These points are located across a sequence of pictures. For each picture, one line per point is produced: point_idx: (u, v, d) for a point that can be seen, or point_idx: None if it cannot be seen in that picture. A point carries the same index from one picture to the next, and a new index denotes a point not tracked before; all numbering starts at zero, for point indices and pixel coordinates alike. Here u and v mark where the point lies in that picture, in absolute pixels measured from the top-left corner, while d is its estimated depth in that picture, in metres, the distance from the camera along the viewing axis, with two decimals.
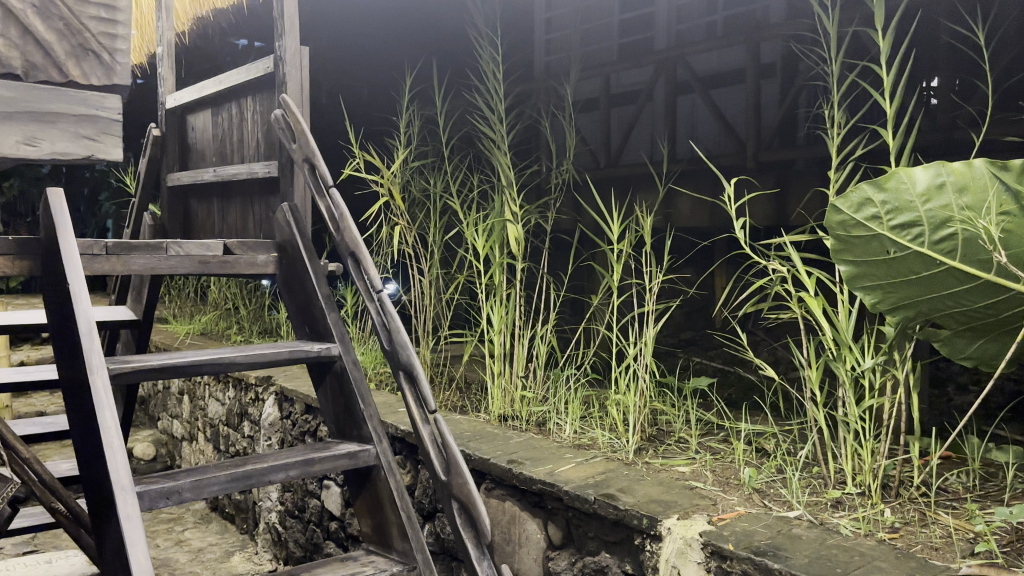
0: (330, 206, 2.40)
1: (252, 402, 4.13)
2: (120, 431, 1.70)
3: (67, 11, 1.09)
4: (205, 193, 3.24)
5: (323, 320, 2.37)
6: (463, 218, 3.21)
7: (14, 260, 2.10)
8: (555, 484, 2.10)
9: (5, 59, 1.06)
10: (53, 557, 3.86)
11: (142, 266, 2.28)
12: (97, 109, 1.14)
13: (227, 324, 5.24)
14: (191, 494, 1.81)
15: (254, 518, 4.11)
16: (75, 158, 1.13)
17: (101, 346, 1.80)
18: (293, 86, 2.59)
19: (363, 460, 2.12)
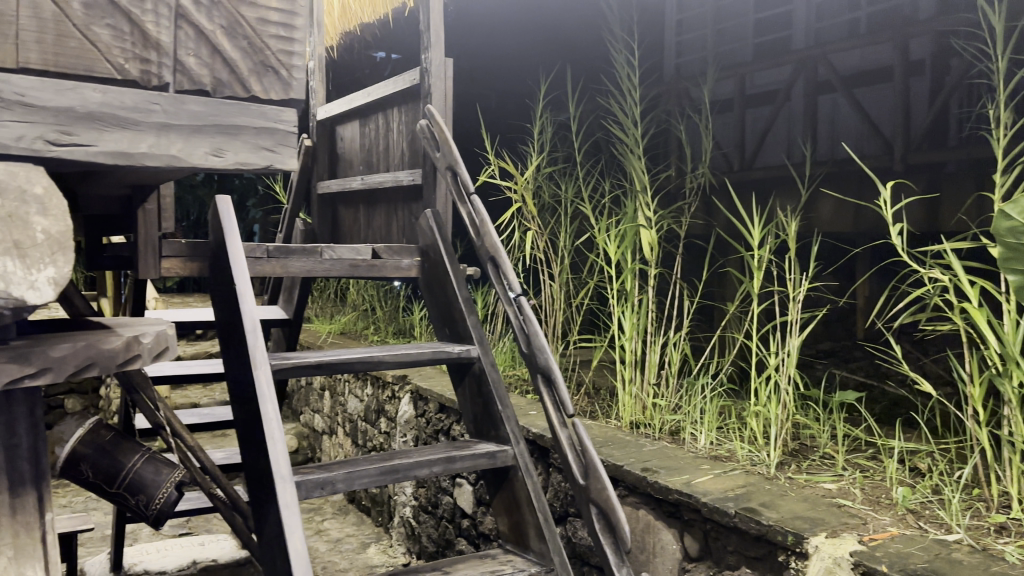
0: (472, 212, 2.45)
1: (389, 400, 4.28)
2: (281, 422, 1.83)
3: (251, 31, 1.23)
4: (352, 201, 3.39)
5: (463, 322, 2.43)
6: (595, 223, 3.19)
7: (186, 263, 2.27)
8: (692, 495, 2.07)
9: (198, 77, 1.20)
10: (206, 539, 4.14)
11: (298, 268, 2.44)
12: (276, 122, 1.27)
13: (365, 324, 5.46)
14: (344, 485, 1.89)
15: (389, 511, 4.25)
16: (255, 167, 1.26)
17: (264, 343, 1.94)
18: (437, 96, 2.67)
19: (502, 460, 2.15)
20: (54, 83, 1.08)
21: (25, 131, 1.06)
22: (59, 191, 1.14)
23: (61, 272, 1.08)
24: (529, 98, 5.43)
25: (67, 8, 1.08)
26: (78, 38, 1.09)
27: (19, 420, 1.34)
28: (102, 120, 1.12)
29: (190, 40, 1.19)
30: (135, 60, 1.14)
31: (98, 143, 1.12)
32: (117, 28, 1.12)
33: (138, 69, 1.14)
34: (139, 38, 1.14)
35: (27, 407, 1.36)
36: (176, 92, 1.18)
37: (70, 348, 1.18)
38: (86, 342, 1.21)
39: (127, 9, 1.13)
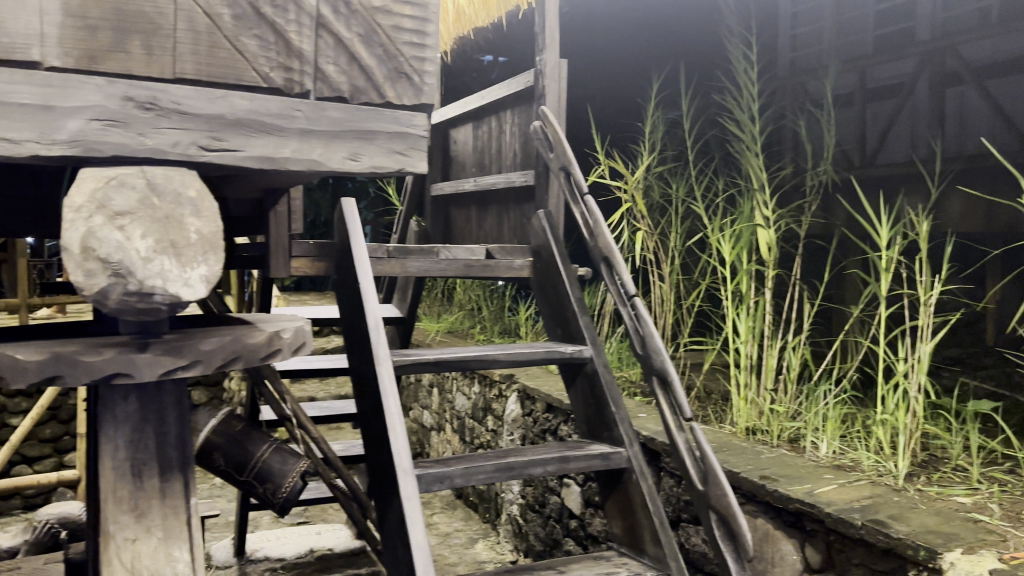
0: (585, 213, 2.43)
1: (496, 398, 4.33)
2: (403, 417, 1.90)
3: (386, 39, 1.28)
4: (465, 202, 3.44)
5: (576, 323, 2.43)
6: (707, 223, 3.13)
7: (313, 262, 2.46)
8: (815, 505, 2.01)
9: (336, 84, 1.26)
10: (323, 528, 4.34)
11: (416, 268, 2.51)
12: (408, 126, 1.33)
13: (471, 323, 5.53)
14: (462, 480, 1.93)
15: (496, 508, 4.30)
16: (389, 171, 1.32)
17: (386, 340, 2.04)
18: (552, 97, 2.69)
19: (615, 462, 2.13)
20: (206, 92, 1.17)
21: (180, 138, 1.16)
22: (210, 194, 1.22)
23: (211, 270, 1.18)
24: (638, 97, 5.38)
25: (219, 21, 1.17)
26: (228, 49, 1.18)
27: (168, 409, 1.44)
28: (249, 126, 1.21)
29: (330, 48, 1.25)
30: (279, 69, 1.21)
31: (245, 148, 1.20)
32: (263, 39, 1.20)
33: (282, 77, 1.22)
34: (283, 48, 1.22)
35: (175, 397, 1.45)
36: (316, 99, 1.26)
37: (218, 342, 1.27)
38: (233, 336, 1.30)
39: (273, 21, 1.20)
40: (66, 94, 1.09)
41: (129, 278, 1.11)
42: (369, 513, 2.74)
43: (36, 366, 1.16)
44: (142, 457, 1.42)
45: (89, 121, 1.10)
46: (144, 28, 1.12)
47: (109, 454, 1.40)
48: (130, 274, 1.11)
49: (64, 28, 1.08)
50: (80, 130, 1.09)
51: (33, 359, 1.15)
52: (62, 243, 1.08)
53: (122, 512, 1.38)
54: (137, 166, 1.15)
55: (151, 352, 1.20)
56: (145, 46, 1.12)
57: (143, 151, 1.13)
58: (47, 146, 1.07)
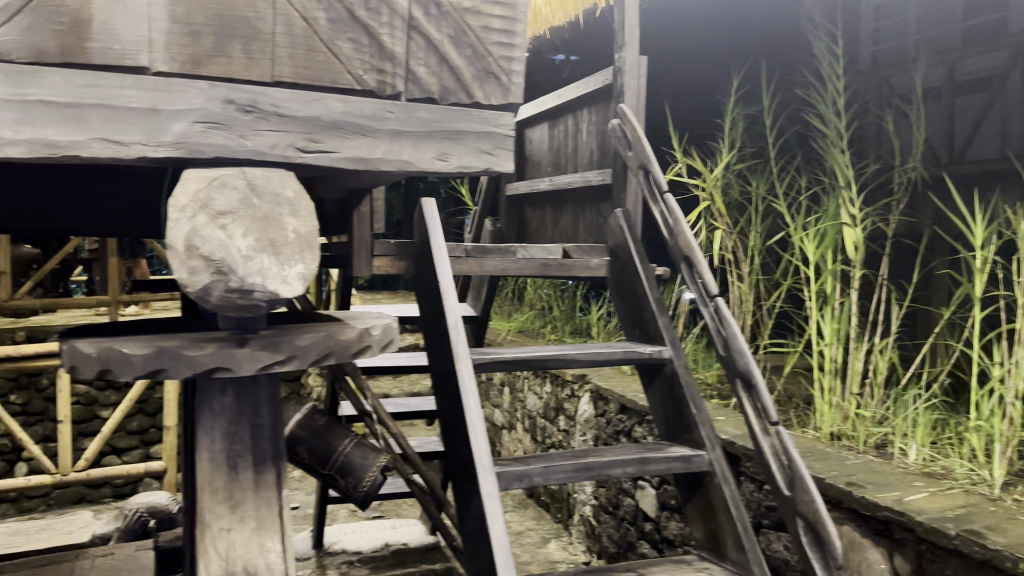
0: (664, 211, 2.40)
1: (569, 398, 4.32)
2: (482, 415, 1.91)
3: (475, 39, 1.29)
4: (540, 201, 3.44)
5: (654, 323, 2.40)
6: (789, 221, 3.05)
7: (394, 261, 2.52)
8: (906, 513, 1.94)
9: (427, 85, 1.28)
10: (397, 523, 4.41)
11: (494, 267, 2.52)
12: (495, 126, 1.33)
13: (542, 322, 5.53)
14: (540, 479, 1.93)
15: (569, 508, 4.30)
16: (476, 170, 1.33)
17: (466, 337, 2.06)
18: (631, 94, 2.67)
19: (696, 465, 2.10)
20: (302, 95, 1.20)
21: (278, 140, 1.20)
22: (306, 194, 1.26)
23: (308, 268, 1.22)
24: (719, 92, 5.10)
25: (315, 24, 1.20)
26: (324, 52, 1.21)
27: (262, 402, 1.50)
28: (343, 128, 1.24)
29: (421, 50, 1.27)
30: (372, 71, 1.24)
31: (339, 149, 1.23)
32: (357, 41, 1.23)
33: (374, 79, 1.24)
34: (375, 50, 1.24)
35: (268, 391, 1.52)
36: (407, 100, 1.28)
37: (312, 338, 1.31)
38: (326, 333, 1.35)
39: (366, 24, 1.23)
40: (171, 97, 1.13)
41: (230, 276, 1.15)
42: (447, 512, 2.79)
43: (141, 360, 1.21)
44: (237, 448, 1.47)
45: (193, 123, 1.14)
46: (245, 32, 1.15)
47: (205, 445, 1.45)
48: (232, 272, 1.15)
49: (171, 34, 1.12)
50: (185, 133, 1.14)
51: (138, 353, 1.21)
52: (168, 242, 1.13)
53: (217, 502, 1.43)
54: (237, 167, 1.20)
55: (249, 348, 1.24)
56: (246, 50, 1.16)
57: (243, 152, 1.18)
58: (153, 147, 1.12)
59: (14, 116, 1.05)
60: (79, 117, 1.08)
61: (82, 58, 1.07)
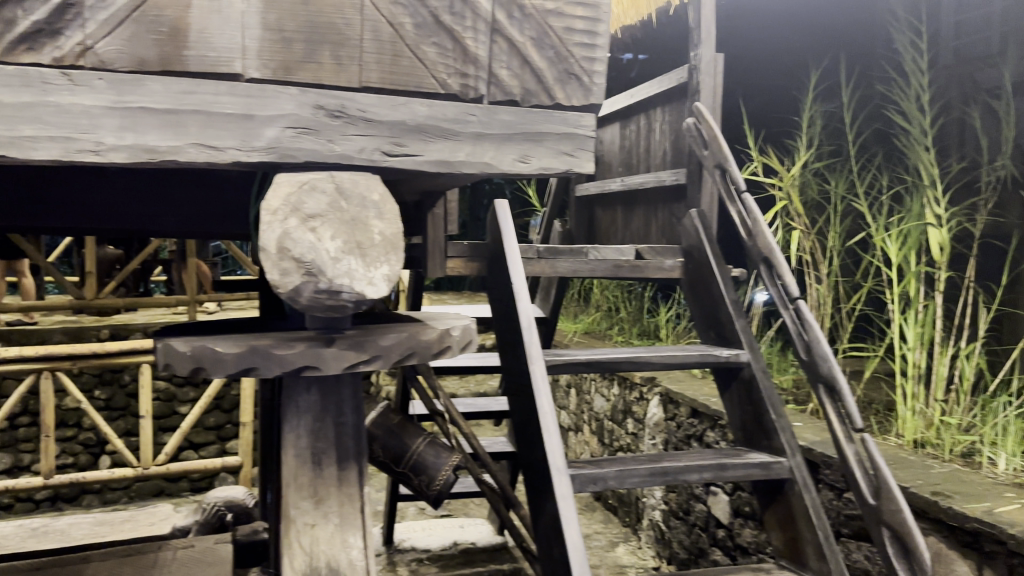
0: (742, 212, 2.36)
1: (637, 401, 4.29)
2: (556, 417, 1.91)
3: (557, 41, 1.29)
4: (611, 202, 3.43)
5: (731, 326, 2.36)
6: (870, 221, 2.97)
7: (467, 262, 2.54)
8: (997, 526, 1.86)
9: (509, 87, 1.29)
10: (465, 522, 4.45)
11: (565, 268, 2.51)
12: (576, 127, 1.33)
13: (609, 324, 5.50)
14: (616, 483, 1.91)
15: (637, 512, 4.27)
16: (557, 172, 1.33)
17: (539, 339, 2.05)
18: (706, 93, 2.63)
19: (776, 472, 2.05)
20: (389, 99, 1.22)
21: (365, 144, 1.22)
22: (390, 197, 1.29)
23: (393, 270, 1.24)
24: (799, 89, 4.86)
25: (401, 30, 1.21)
26: (410, 57, 1.23)
27: (345, 401, 1.53)
28: (428, 131, 1.25)
29: (503, 53, 1.28)
30: (456, 74, 1.25)
31: (424, 153, 1.25)
32: (441, 46, 1.24)
33: (458, 83, 1.25)
34: (459, 54, 1.25)
35: (351, 389, 1.55)
36: (489, 103, 1.29)
37: (396, 338, 1.34)
38: (408, 333, 1.37)
39: (450, 28, 1.24)
40: (264, 103, 1.16)
41: (319, 277, 1.18)
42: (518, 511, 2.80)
43: (233, 358, 1.26)
44: (321, 446, 1.50)
45: (284, 129, 1.18)
46: (334, 39, 1.18)
47: (291, 442, 1.49)
48: (321, 273, 1.18)
49: (263, 41, 1.15)
50: (277, 138, 1.17)
51: (230, 352, 1.26)
52: (260, 244, 1.17)
53: (302, 498, 1.47)
54: (325, 171, 1.23)
55: (336, 347, 1.28)
56: (334, 56, 1.18)
57: (332, 157, 1.20)
58: (247, 152, 1.15)
59: (117, 122, 1.09)
60: (177, 123, 1.12)
61: (180, 66, 1.11)
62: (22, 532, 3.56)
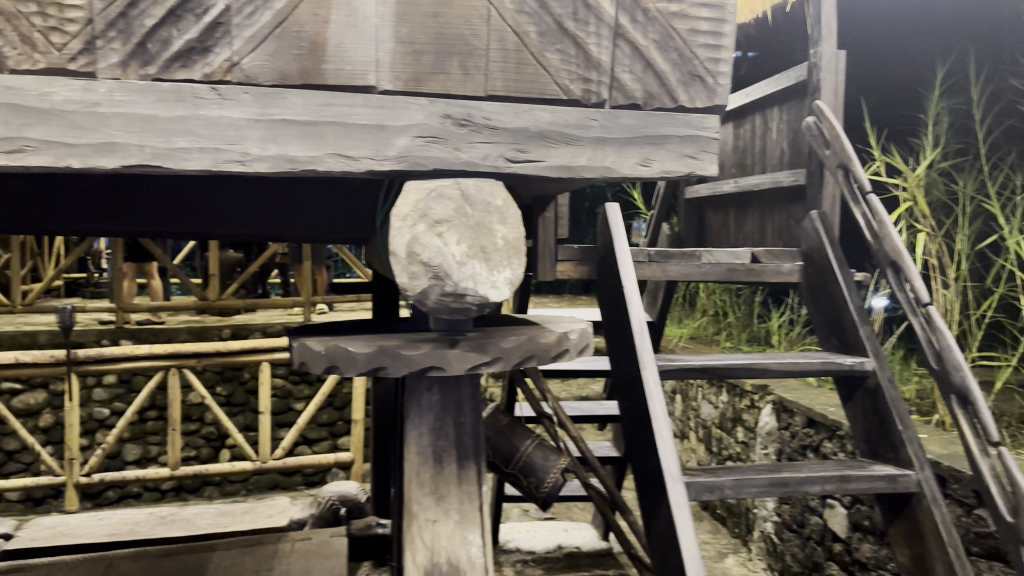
0: (867, 214, 2.28)
1: (748, 409, 4.19)
2: (670, 422, 1.90)
3: (681, 43, 1.29)
4: (723, 204, 3.38)
5: (855, 332, 2.28)
6: (1002, 222, 2.81)
7: (577, 265, 2.54)
8: None
9: (632, 91, 1.29)
10: (570, 526, 4.45)
11: (678, 272, 2.46)
12: (700, 129, 1.33)
13: (717, 329, 5.39)
14: (732, 492, 1.89)
15: (747, 523, 4.18)
16: (680, 176, 1.33)
17: (651, 344, 2.04)
18: (827, 90, 2.56)
19: (903, 485, 1.97)
20: (513, 107, 1.25)
21: (490, 151, 1.25)
22: (513, 202, 1.31)
23: (516, 273, 1.27)
24: (925, 86, 4.63)
25: (526, 39, 1.24)
26: (534, 64, 1.25)
27: (465, 400, 1.57)
28: (551, 137, 1.27)
29: (627, 57, 1.28)
30: (578, 80, 1.27)
31: (546, 158, 1.27)
32: (566, 52, 1.26)
33: (581, 88, 1.27)
34: (583, 60, 1.26)
35: (471, 389, 1.59)
36: (612, 107, 1.30)
37: (517, 341, 1.36)
38: (528, 336, 1.39)
39: (575, 34, 1.25)
40: (396, 114, 1.21)
41: (446, 281, 1.22)
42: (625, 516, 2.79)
43: (364, 358, 1.32)
44: (442, 444, 1.54)
45: (415, 138, 1.22)
46: (461, 49, 1.22)
47: (414, 440, 1.54)
48: (447, 277, 1.22)
49: (395, 54, 1.20)
50: (407, 147, 1.22)
51: (362, 351, 1.31)
52: (391, 249, 1.22)
53: (424, 494, 1.51)
54: (451, 178, 1.27)
55: (460, 348, 1.31)
56: (462, 66, 1.22)
57: (459, 164, 1.24)
58: (379, 160, 1.21)
59: (261, 134, 1.16)
60: (316, 134, 1.18)
61: (319, 79, 1.17)
62: (154, 520, 3.79)
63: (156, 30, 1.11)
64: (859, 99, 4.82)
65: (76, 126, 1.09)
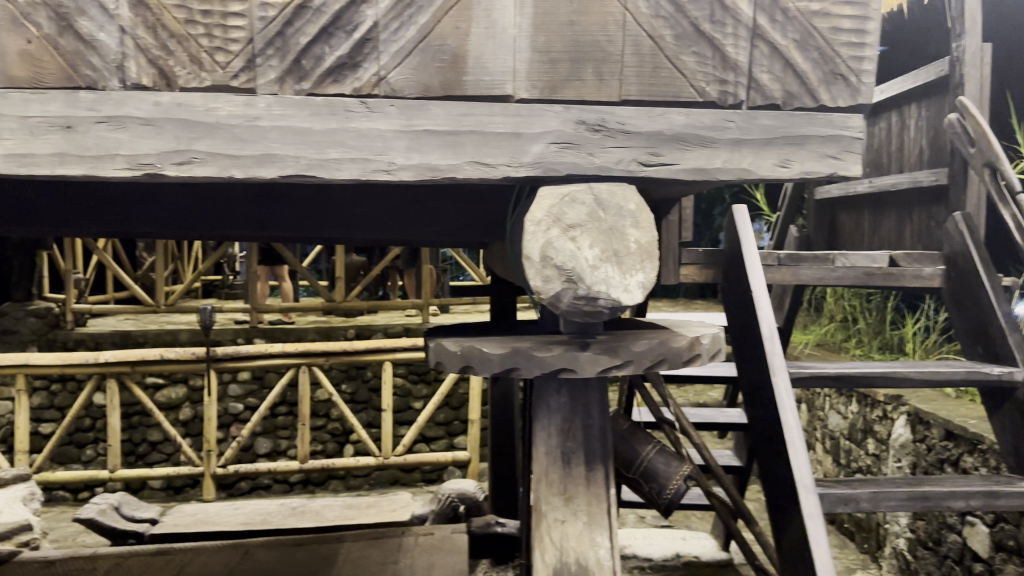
0: (1017, 215, 2.14)
1: (879, 420, 4.01)
2: (802, 431, 1.84)
3: (823, 42, 1.26)
4: (856, 205, 3.25)
5: (1003, 341, 2.15)
6: None
7: (701, 269, 2.51)
8: None
9: (770, 91, 1.27)
10: (689, 534, 4.37)
11: (809, 276, 2.40)
12: (842, 129, 1.29)
13: (846, 336, 5.18)
14: (868, 505, 1.83)
15: (878, 539, 4.00)
16: (821, 177, 1.29)
17: (781, 350, 1.98)
18: (972, 85, 2.43)
19: None
20: (648, 111, 1.26)
21: (623, 155, 1.26)
22: (646, 206, 1.31)
23: (648, 277, 1.27)
24: None
25: (662, 42, 1.24)
26: (669, 68, 1.25)
27: (593, 403, 1.58)
28: (686, 141, 1.27)
29: (765, 57, 1.26)
30: (715, 82, 1.26)
31: (681, 161, 1.27)
32: (702, 55, 1.25)
33: (717, 91, 1.26)
34: (719, 62, 1.25)
35: (599, 392, 1.59)
36: (749, 108, 1.28)
37: (648, 344, 1.36)
38: (660, 340, 1.39)
39: (711, 36, 1.25)
40: (532, 121, 1.24)
41: (579, 284, 1.24)
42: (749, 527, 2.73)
43: (497, 359, 1.35)
44: (570, 445, 1.56)
45: (550, 144, 1.24)
46: (596, 56, 1.23)
47: (543, 440, 1.56)
48: (580, 280, 1.24)
49: (532, 62, 1.23)
50: (542, 153, 1.24)
51: (496, 353, 1.35)
52: (527, 253, 1.25)
53: (553, 493, 1.53)
54: (584, 182, 1.28)
55: (592, 351, 1.33)
56: (597, 72, 1.23)
57: (592, 169, 1.25)
58: (515, 167, 1.24)
59: (405, 143, 1.21)
60: (456, 143, 1.22)
61: (458, 90, 1.22)
62: (285, 511, 3.98)
63: (309, 47, 1.18)
64: (1007, 93, 4.53)
65: (239, 139, 1.18)
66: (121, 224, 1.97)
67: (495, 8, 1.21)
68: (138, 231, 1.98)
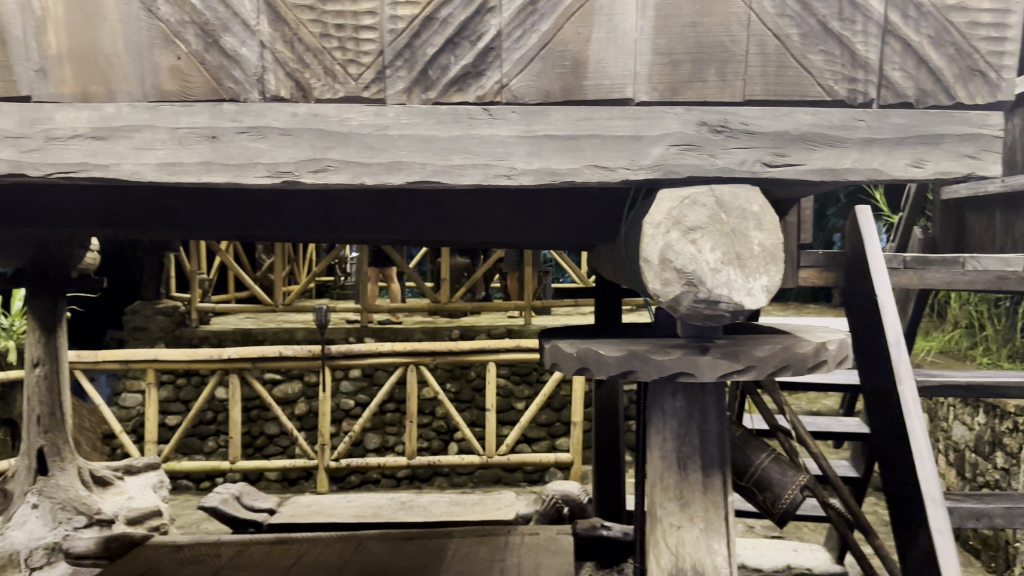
0: None
1: (1009, 432, 3.79)
2: (930, 442, 1.76)
3: (959, 36, 1.21)
4: (986, 205, 3.08)
5: None
6: None
7: (820, 273, 2.44)
8: None
9: (903, 90, 1.23)
10: (800, 546, 4.24)
11: (937, 280, 2.30)
12: (981, 127, 1.23)
13: (972, 343, 4.91)
14: (1003, 520, 1.73)
15: (1006, 558, 3.77)
16: (957, 177, 1.23)
17: (908, 357, 1.89)
18: None
19: None
20: (773, 110, 1.23)
21: (747, 157, 1.24)
22: (771, 208, 1.28)
23: (773, 280, 1.25)
24: None
25: (788, 41, 1.22)
26: (795, 67, 1.22)
27: (710, 408, 1.55)
28: (812, 140, 1.24)
29: (897, 54, 1.22)
30: (844, 81, 1.23)
31: (807, 162, 1.24)
32: (830, 53, 1.22)
33: (846, 89, 1.23)
34: (848, 60, 1.22)
35: (717, 397, 1.57)
36: (880, 107, 1.24)
37: (772, 349, 1.33)
38: (783, 345, 1.36)
39: (840, 34, 1.22)
40: (652, 124, 1.24)
41: (700, 287, 1.23)
42: (871, 543, 2.61)
43: (615, 361, 1.35)
44: (687, 450, 1.54)
45: (670, 146, 1.24)
46: (720, 57, 1.22)
47: (658, 445, 1.56)
48: (700, 283, 1.23)
49: (653, 65, 1.23)
50: (662, 155, 1.24)
51: (613, 354, 1.35)
52: (646, 256, 1.25)
53: (669, 499, 1.52)
54: (706, 185, 1.27)
55: (711, 355, 1.31)
56: (720, 74, 1.22)
57: (715, 170, 1.24)
58: (635, 170, 1.24)
59: (527, 149, 1.23)
60: (576, 147, 1.24)
61: (579, 95, 1.23)
62: (394, 505, 4.08)
63: (436, 57, 1.22)
64: None
65: (370, 147, 1.23)
66: (251, 227, 2.06)
67: (617, 13, 1.22)
68: (265, 234, 2.08)
